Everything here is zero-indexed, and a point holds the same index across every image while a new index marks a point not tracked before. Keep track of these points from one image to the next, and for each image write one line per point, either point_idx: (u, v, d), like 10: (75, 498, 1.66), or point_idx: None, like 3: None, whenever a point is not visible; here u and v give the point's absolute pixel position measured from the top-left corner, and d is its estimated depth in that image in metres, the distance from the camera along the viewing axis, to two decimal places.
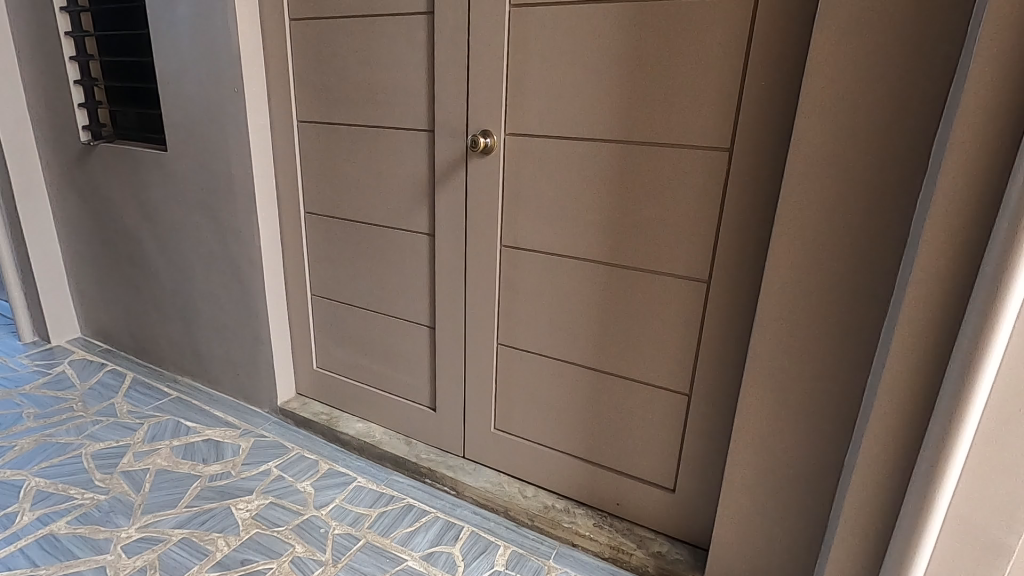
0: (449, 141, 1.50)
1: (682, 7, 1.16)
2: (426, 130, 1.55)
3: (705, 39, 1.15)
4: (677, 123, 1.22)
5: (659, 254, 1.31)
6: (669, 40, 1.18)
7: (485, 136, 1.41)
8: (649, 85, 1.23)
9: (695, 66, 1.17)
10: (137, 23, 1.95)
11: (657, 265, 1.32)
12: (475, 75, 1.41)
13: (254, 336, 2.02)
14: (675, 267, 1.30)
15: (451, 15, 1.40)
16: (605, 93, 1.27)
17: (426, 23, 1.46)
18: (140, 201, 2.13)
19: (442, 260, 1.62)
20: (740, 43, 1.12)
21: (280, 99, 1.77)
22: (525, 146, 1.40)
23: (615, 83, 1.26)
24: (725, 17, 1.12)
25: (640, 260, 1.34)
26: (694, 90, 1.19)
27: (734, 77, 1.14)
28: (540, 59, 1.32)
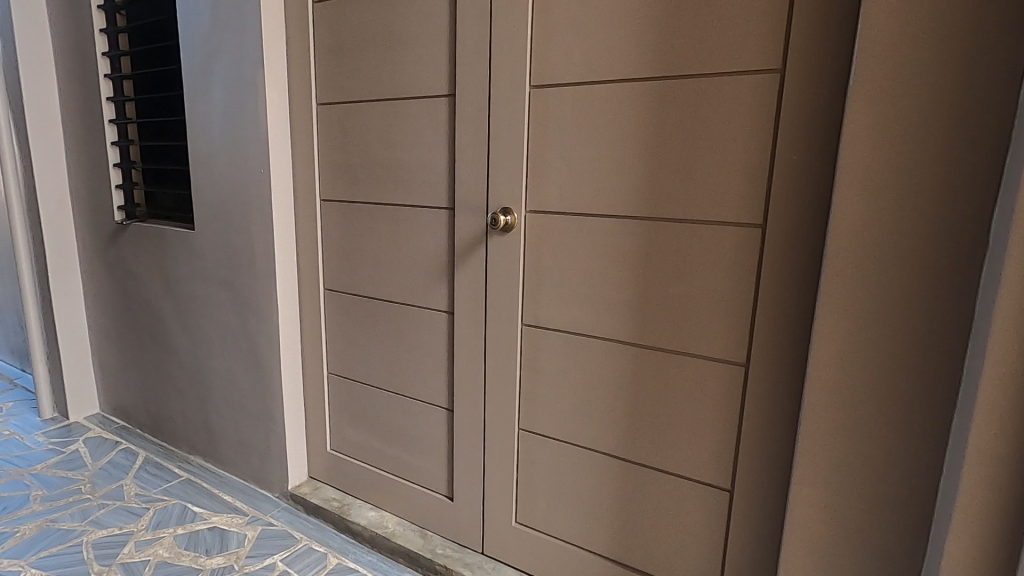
0: (469, 217, 1.48)
1: (706, 86, 1.14)
2: (445, 207, 1.53)
3: (728, 114, 1.12)
4: (704, 196, 1.17)
5: (689, 333, 1.23)
6: (693, 115, 1.16)
7: (505, 214, 1.39)
8: (673, 161, 1.19)
9: (720, 141, 1.14)
10: (175, 110, 2.05)
11: (688, 345, 1.23)
12: (494, 152, 1.41)
13: (267, 416, 1.95)
14: (707, 346, 1.21)
15: (472, 96, 1.42)
16: (628, 169, 1.24)
17: (446, 104, 1.49)
18: (165, 278, 2.16)
19: (462, 339, 1.55)
20: (767, 120, 1.09)
21: (305, 178, 1.80)
22: (546, 223, 1.36)
23: (638, 159, 1.22)
24: (748, 93, 1.10)
25: (670, 338, 1.25)
26: (720, 165, 1.14)
27: (763, 153, 1.10)
28: (560, 137, 1.31)
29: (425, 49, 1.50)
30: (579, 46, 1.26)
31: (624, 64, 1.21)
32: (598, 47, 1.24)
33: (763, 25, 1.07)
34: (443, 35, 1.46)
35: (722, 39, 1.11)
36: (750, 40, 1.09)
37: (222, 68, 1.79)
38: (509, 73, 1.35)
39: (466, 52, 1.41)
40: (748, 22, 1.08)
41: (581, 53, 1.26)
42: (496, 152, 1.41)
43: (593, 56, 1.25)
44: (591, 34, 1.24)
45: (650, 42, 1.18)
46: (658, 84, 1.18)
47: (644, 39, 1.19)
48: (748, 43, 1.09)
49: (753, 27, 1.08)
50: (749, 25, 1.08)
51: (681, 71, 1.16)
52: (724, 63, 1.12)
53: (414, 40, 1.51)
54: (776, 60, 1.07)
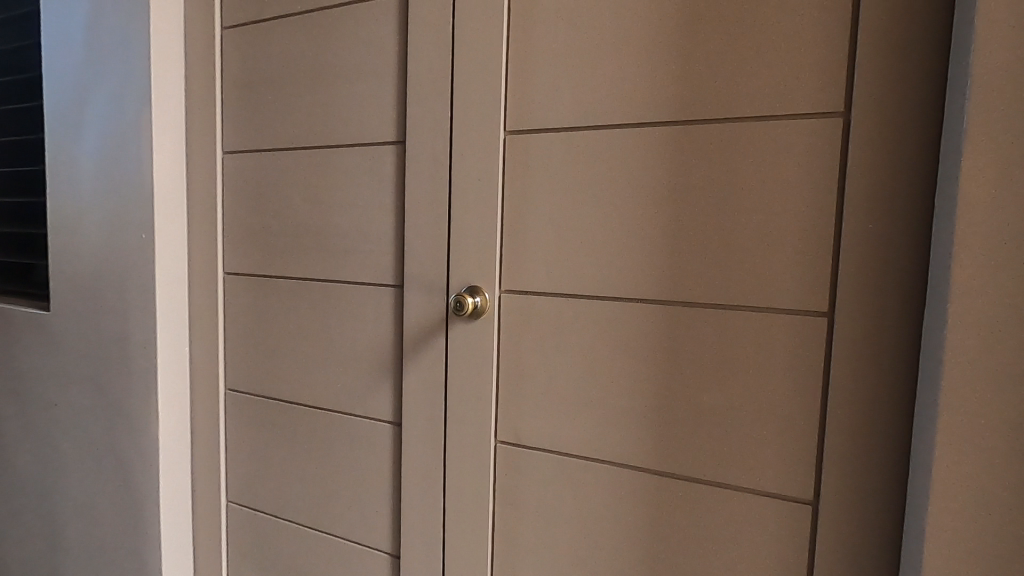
0: (423, 299, 1.13)
1: (744, 132, 0.87)
2: (391, 284, 1.17)
3: (773, 168, 0.86)
4: (746, 275, 0.88)
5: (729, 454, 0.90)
6: (726, 167, 0.88)
7: (474, 295, 1.05)
8: (702, 228, 0.90)
9: (765, 203, 0.86)
10: (37, 158, 1.61)
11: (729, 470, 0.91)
12: (457, 215, 1.08)
13: (139, 565, 1.43)
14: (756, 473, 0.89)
15: (427, 145, 1.10)
16: (640, 236, 0.94)
17: (392, 154, 1.16)
18: (8, 375, 1.63)
19: (412, 460, 1.16)
20: (828, 177, 0.83)
21: (204, 246, 1.39)
22: (528, 308, 1.03)
23: (653, 223, 0.93)
24: (800, 140, 0.84)
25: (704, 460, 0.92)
26: (765, 233, 0.87)
27: (824, 220, 0.83)
28: (544, 198, 1.01)
29: (365, 86, 1.18)
30: (569, 84, 0.98)
31: (632, 105, 0.94)
32: (593, 85, 0.97)
33: (815, 58, 0.83)
34: (388, 69, 1.15)
35: (760, 73, 0.86)
36: (799, 75, 0.84)
37: (97, 108, 1.39)
38: (476, 115, 1.05)
39: (419, 90, 1.11)
40: (796, 53, 0.84)
41: (572, 93, 0.98)
42: (458, 214, 1.08)
43: (587, 97, 0.97)
44: (584, 70, 0.97)
45: (664, 78, 0.92)
46: (678, 129, 0.91)
47: (657, 74, 0.92)
48: (797, 79, 0.84)
49: (802, 59, 0.83)
50: (796, 58, 0.84)
51: (708, 112, 0.89)
52: (765, 104, 0.86)
53: (351, 76, 1.19)
54: (835, 101, 0.82)
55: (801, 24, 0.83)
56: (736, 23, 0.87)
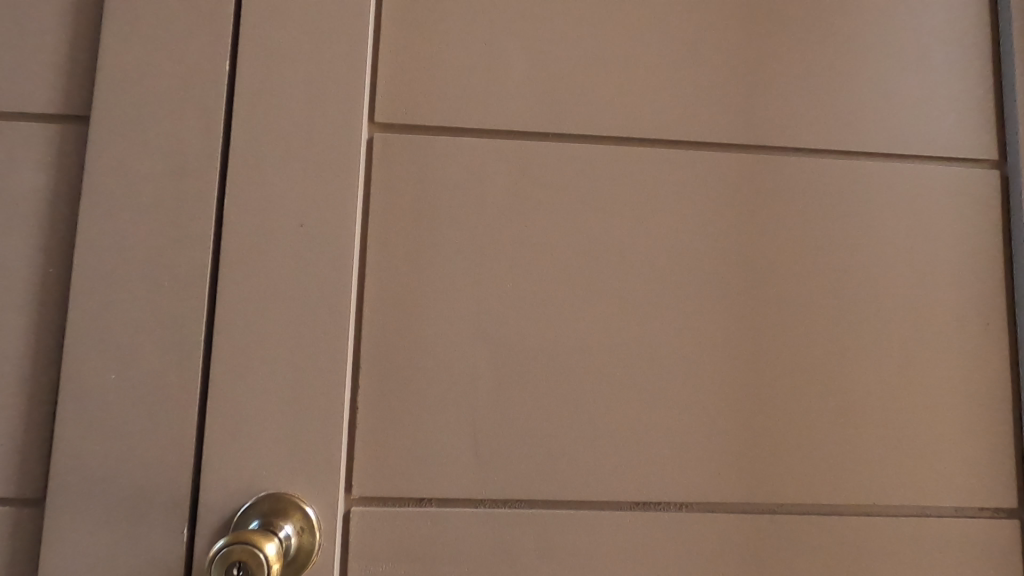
0: (108, 545, 0.41)
1: (844, 188, 0.50)
2: (4, 498, 0.42)
3: (898, 255, 0.49)
4: (873, 446, 0.47)
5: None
6: (831, 241, 0.49)
7: (279, 526, 0.40)
8: (792, 356, 0.48)
9: (889, 313, 0.49)
10: None
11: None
12: (235, 314, 0.42)
13: None
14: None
15: (152, 136, 0.43)
16: (685, 367, 0.47)
17: (39, 150, 0.44)
18: None
19: None
20: (981, 275, 0.49)
21: None
22: (431, 543, 0.43)
23: (712, 340, 0.47)
24: (937, 214, 0.50)
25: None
26: (896, 367, 0.48)
27: (982, 347, 0.49)
28: (472, 288, 0.46)
29: None
30: (523, 53, 0.48)
31: (651, 118, 0.49)
32: (573, 64, 0.48)
33: (942, 79, 0.51)
34: None
35: (867, 90, 0.51)
36: (925, 103, 0.51)
37: None
38: (301, 81, 0.44)
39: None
40: (913, 68, 0.51)
41: (531, 74, 0.48)
42: (241, 313, 0.42)
43: (564, 90, 0.48)
44: (554, 34, 0.49)
45: (710, 74, 0.50)
46: (736, 169, 0.49)
47: (697, 67, 0.50)
48: (920, 107, 0.51)
49: (924, 78, 0.51)
50: (913, 82, 0.51)
51: (790, 141, 0.50)
52: (880, 141, 0.50)
53: None
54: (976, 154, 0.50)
55: (916, 25, 0.52)
56: (821, 5, 0.51)
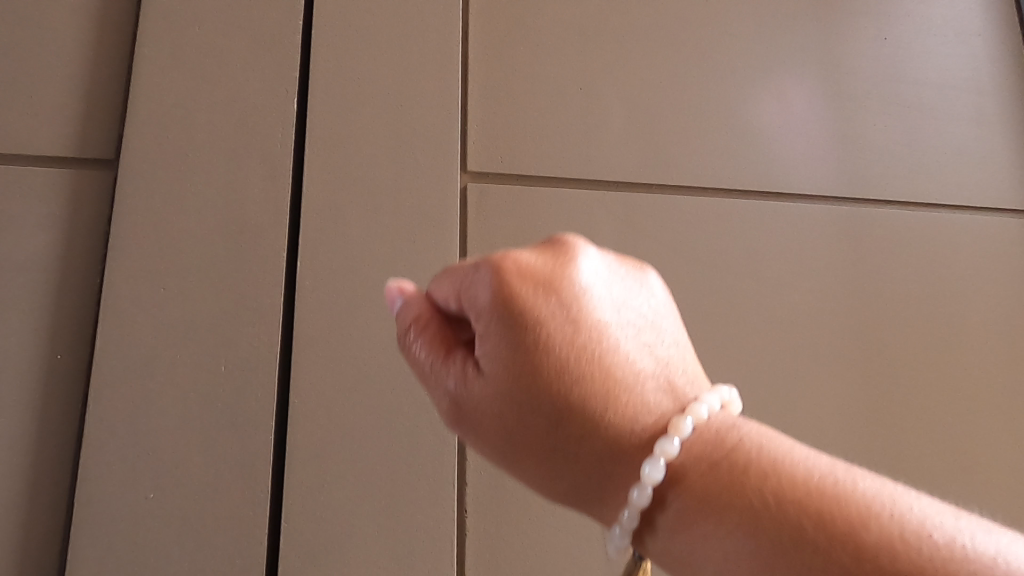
0: None
1: (946, 238, 0.48)
2: None
3: (1012, 305, 0.47)
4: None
5: (567, 326, 0.24)
6: (945, 292, 0.47)
7: None
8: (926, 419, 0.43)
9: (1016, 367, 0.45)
10: None
11: (621, 375, 0.24)
12: (318, 406, 0.34)
13: None
14: (728, 420, 0.24)
15: (208, 190, 0.35)
16: (823, 438, 0.42)
17: (43, 203, 0.34)
18: None
19: None
20: None
21: None
22: None
23: (847, 405, 0.42)
24: None
25: (478, 289, 0.25)
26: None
27: None
28: None
29: None
30: (618, 99, 0.44)
31: (750, 169, 0.46)
32: (668, 113, 0.45)
33: (966, 115, 0.51)
34: None
35: (905, 130, 0.50)
36: (957, 140, 0.50)
37: None
38: (386, 128, 0.38)
39: (185, 30, 0.37)
40: (939, 105, 0.51)
41: (627, 121, 0.44)
42: (324, 405, 0.34)
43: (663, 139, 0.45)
44: (647, 80, 0.45)
45: (766, 121, 0.47)
46: (838, 220, 0.46)
47: (755, 114, 0.47)
48: (992, 160, 0.50)
49: (971, 127, 0.51)
50: (985, 135, 0.51)
51: (860, 189, 0.47)
52: (939, 183, 0.49)
53: None
54: None
55: (929, 63, 0.52)
56: (843, 48, 0.50)
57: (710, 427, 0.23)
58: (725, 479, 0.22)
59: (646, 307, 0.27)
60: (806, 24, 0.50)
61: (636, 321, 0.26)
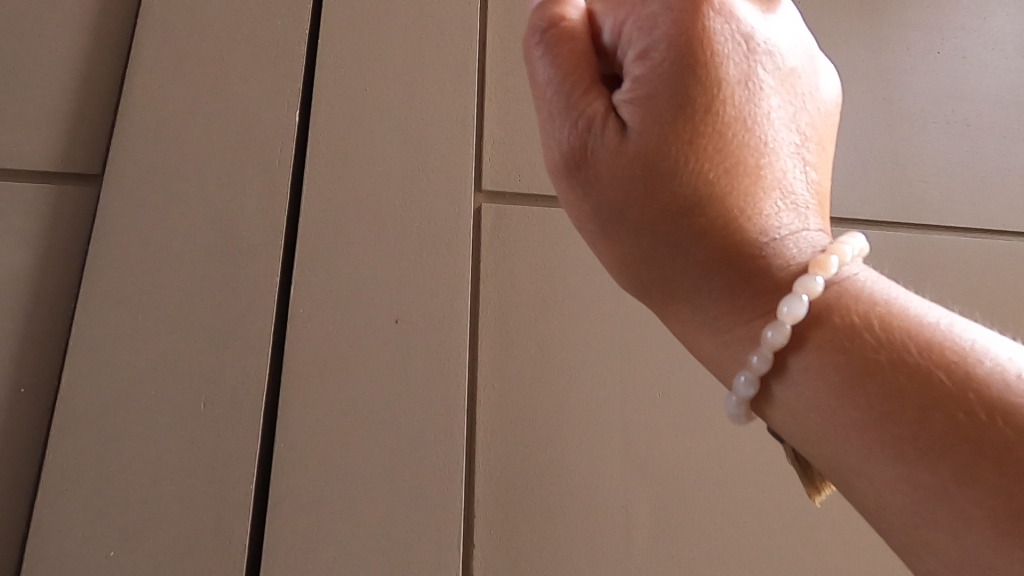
0: None
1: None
2: None
3: None
4: None
5: (734, 95, 0.20)
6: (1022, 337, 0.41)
7: None
8: None
9: None
10: None
11: (774, 170, 0.21)
12: (308, 453, 0.30)
13: None
14: (872, 277, 0.20)
15: (197, 207, 0.32)
16: None
17: (20, 221, 0.31)
18: None
19: None
20: None
21: None
22: None
23: None
24: None
25: (658, 13, 0.20)
26: None
27: None
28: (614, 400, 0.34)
29: None
30: None
31: None
32: None
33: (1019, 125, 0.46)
34: None
35: (952, 145, 0.45)
36: (1011, 155, 0.45)
37: None
38: (395, 141, 0.35)
39: (182, 37, 0.35)
40: (988, 114, 0.46)
41: None
42: (314, 453, 0.30)
43: None
44: None
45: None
46: (902, 247, 0.41)
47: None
48: None
49: None
50: None
51: (915, 214, 0.42)
52: (1006, 211, 0.43)
53: None
54: None
55: (971, 69, 0.47)
56: (877, 56, 0.46)
57: (853, 275, 0.19)
58: (855, 347, 0.18)
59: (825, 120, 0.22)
60: (836, 32, 0.46)
61: (812, 123, 0.22)
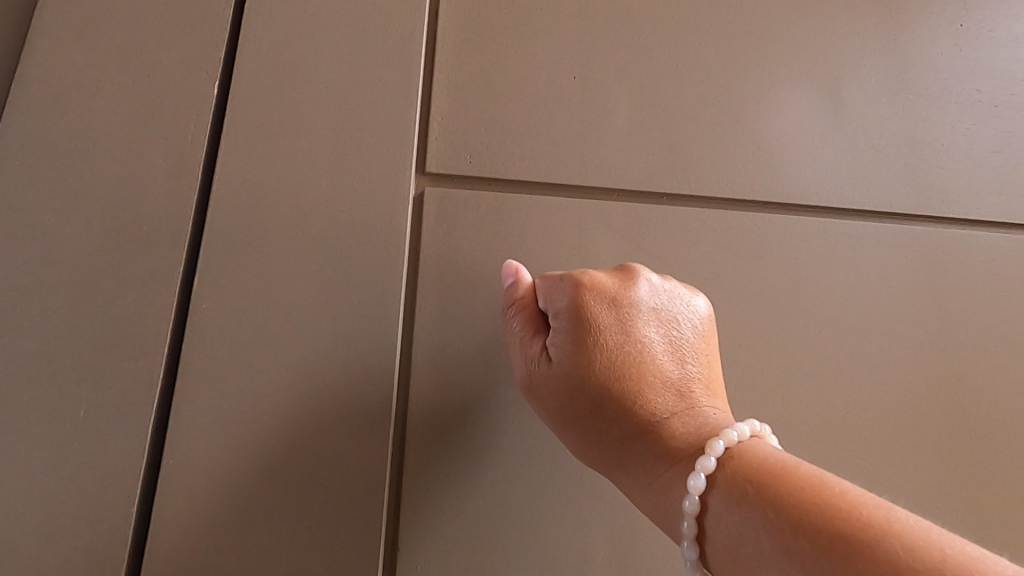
0: None
1: None
2: None
3: None
4: None
5: (623, 337, 0.26)
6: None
7: None
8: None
9: None
10: None
11: (667, 380, 0.26)
12: (201, 474, 0.26)
13: None
14: (770, 447, 0.24)
15: (89, 188, 0.28)
16: None
17: None
18: None
19: None
20: None
21: None
22: None
23: (913, 484, 0.32)
24: None
25: (562, 294, 0.27)
26: None
27: None
28: None
29: None
30: (629, 90, 0.35)
31: (791, 175, 0.35)
32: (696, 104, 0.35)
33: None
34: None
35: (977, 129, 0.38)
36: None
37: None
38: (322, 113, 0.31)
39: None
40: (1020, 95, 0.40)
41: (636, 114, 0.35)
42: (209, 473, 0.26)
43: (682, 133, 0.35)
44: (671, 63, 0.36)
45: (798, 119, 0.36)
46: (910, 243, 0.36)
47: (787, 108, 0.36)
48: None
49: None
50: None
51: (933, 206, 0.36)
52: None
53: None
54: None
55: (1001, 42, 0.40)
56: (893, 25, 0.39)
57: (745, 450, 0.24)
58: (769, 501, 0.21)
59: (708, 338, 0.28)
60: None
61: (697, 349, 0.27)
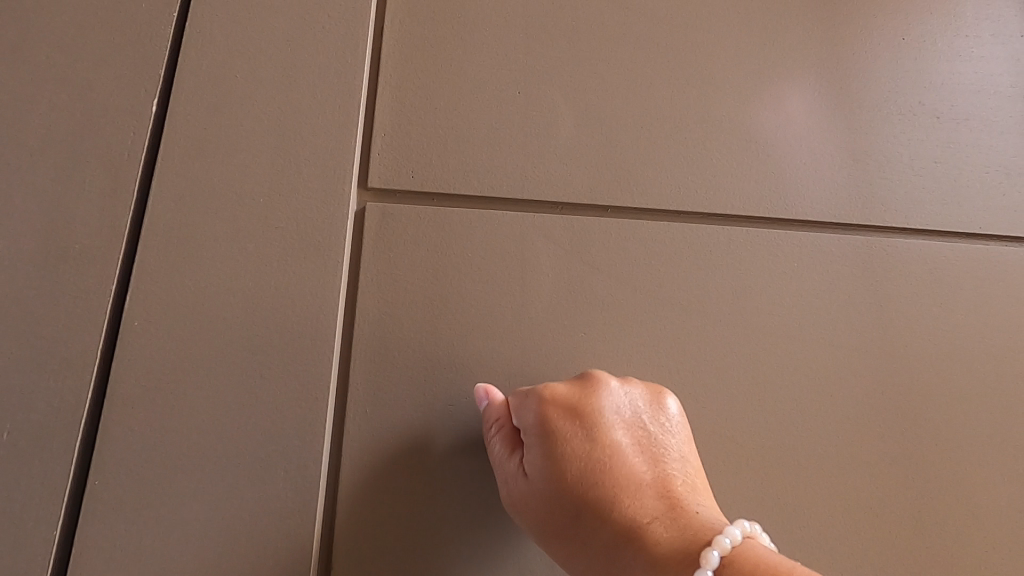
0: None
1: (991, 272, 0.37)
2: None
3: None
4: None
5: (591, 446, 0.26)
6: (998, 363, 0.35)
7: None
8: (965, 507, 0.33)
9: None
10: None
11: (644, 480, 0.25)
12: (128, 495, 0.26)
13: None
14: (762, 552, 0.22)
15: (19, 206, 0.28)
16: (824, 527, 0.32)
17: None
18: None
19: None
20: None
21: None
22: None
23: (857, 489, 0.32)
24: None
25: (527, 412, 0.27)
26: None
27: None
28: None
29: None
30: (572, 102, 0.35)
31: (734, 187, 0.36)
32: (640, 119, 0.36)
33: (998, 117, 0.40)
34: None
35: (919, 141, 0.39)
36: (987, 150, 0.40)
37: None
38: (260, 128, 0.31)
39: (19, 16, 0.30)
40: (962, 106, 0.40)
41: (579, 127, 0.35)
42: (138, 495, 0.26)
43: (625, 146, 0.35)
44: (615, 79, 0.36)
45: (740, 132, 0.37)
46: (853, 250, 0.36)
47: (730, 122, 0.37)
48: None
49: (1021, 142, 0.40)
50: None
51: (876, 215, 0.37)
52: (979, 210, 0.38)
53: None
54: None
55: (942, 55, 0.41)
56: (834, 39, 0.40)
57: (741, 559, 0.21)
58: None
59: (685, 446, 0.27)
60: (790, 10, 0.40)
61: (677, 454, 0.27)
